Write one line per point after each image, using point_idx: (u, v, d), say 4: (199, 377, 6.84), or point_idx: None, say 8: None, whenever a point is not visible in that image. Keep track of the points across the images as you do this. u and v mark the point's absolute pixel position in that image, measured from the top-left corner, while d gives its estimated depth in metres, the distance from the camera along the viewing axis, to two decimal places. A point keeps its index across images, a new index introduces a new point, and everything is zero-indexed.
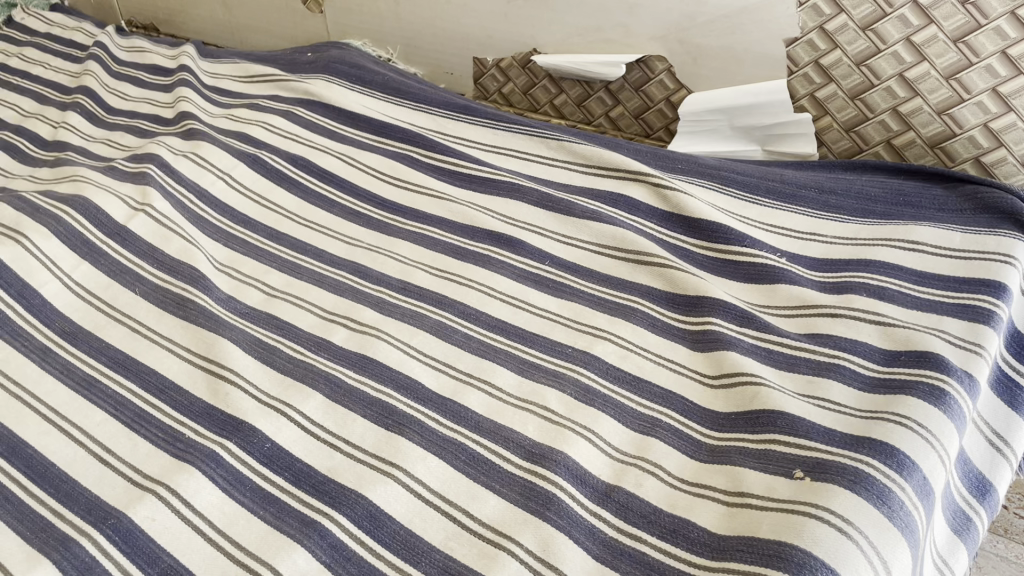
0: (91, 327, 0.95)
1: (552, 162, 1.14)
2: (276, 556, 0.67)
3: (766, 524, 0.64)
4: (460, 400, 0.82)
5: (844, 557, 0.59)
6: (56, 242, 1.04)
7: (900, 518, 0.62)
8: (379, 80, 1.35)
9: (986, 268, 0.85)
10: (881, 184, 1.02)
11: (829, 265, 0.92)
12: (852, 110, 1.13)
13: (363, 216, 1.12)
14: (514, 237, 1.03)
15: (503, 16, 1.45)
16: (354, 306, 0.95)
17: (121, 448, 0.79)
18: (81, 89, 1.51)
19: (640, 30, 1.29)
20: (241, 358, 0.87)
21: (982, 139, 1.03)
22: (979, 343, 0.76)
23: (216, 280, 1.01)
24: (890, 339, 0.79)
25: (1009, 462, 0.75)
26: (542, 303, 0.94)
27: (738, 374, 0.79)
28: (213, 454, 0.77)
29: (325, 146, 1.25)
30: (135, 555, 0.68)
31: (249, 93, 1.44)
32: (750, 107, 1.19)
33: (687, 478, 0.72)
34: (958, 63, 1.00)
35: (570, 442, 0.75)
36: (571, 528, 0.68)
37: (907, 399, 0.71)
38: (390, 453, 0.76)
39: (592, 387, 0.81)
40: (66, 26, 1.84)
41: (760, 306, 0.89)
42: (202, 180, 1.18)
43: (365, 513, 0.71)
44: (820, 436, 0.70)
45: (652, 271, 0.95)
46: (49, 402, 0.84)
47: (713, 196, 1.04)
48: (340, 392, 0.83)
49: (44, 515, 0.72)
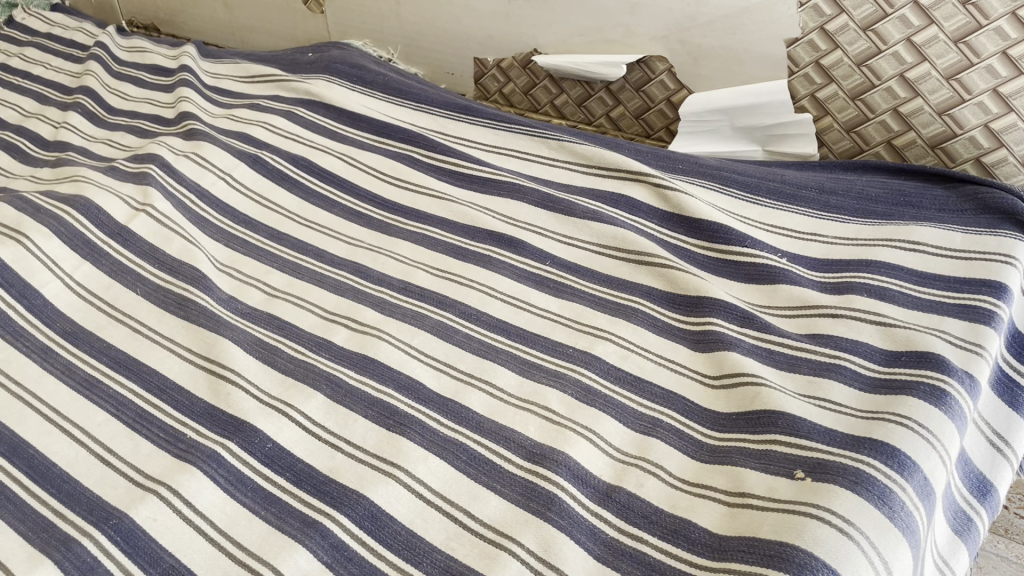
0: (92, 327, 0.95)
1: (552, 163, 1.14)
2: (278, 556, 0.67)
3: (767, 524, 0.64)
4: (461, 400, 0.82)
5: (845, 557, 0.59)
6: (57, 242, 1.04)
7: (900, 518, 0.62)
8: (379, 80, 1.35)
9: (986, 269, 0.85)
10: (881, 184, 1.02)
11: (829, 265, 0.92)
12: (852, 110, 1.13)
13: (363, 216, 1.12)
14: (515, 237, 1.03)
15: (503, 17, 1.45)
16: (355, 306, 0.95)
17: (122, 448, 0.79)
18: (81, 89, 1.51)
19: (641, 30, 1.29)
20: (243, 359, 0.87)
21: (983, 139, 1.03)
22: (980, 343, 0.76)
23: (217, 280, 1.01)
24: (890, 339, 0.79)
25: (1010, 462, 0.76)
26: (542, 303, 0.94)
27: (738, 375, 0.79)
28: (215, 454, 0.77)
29: (325, 146, 1.25)
30: (137, 555, 0.68)
31: (249, 93, 1.44)
32: (751, 107, 1.19)
33: (688, 478, 0.72)
34: (959, 63, 1.00)
35: (571, 442, 0.75)
36: (572, 528, 0.68)
37: (908, 399, 0.71)
38: (391, 453, 0.76)
39: (593, 387, 0.81)
40: (66, 26, 1.84)
41: (761, 306, 0.89)
42: (203, 180, 1.18)
43: (366, 513, 0.71)
44: (820, 436, 0.70)
45: (652, 272, 0.95)
46: (50, 403, 0.84)
47: (713, 196, 1.04)
48: (341, 392, 0.83)
49: (45, 515, 0.72)
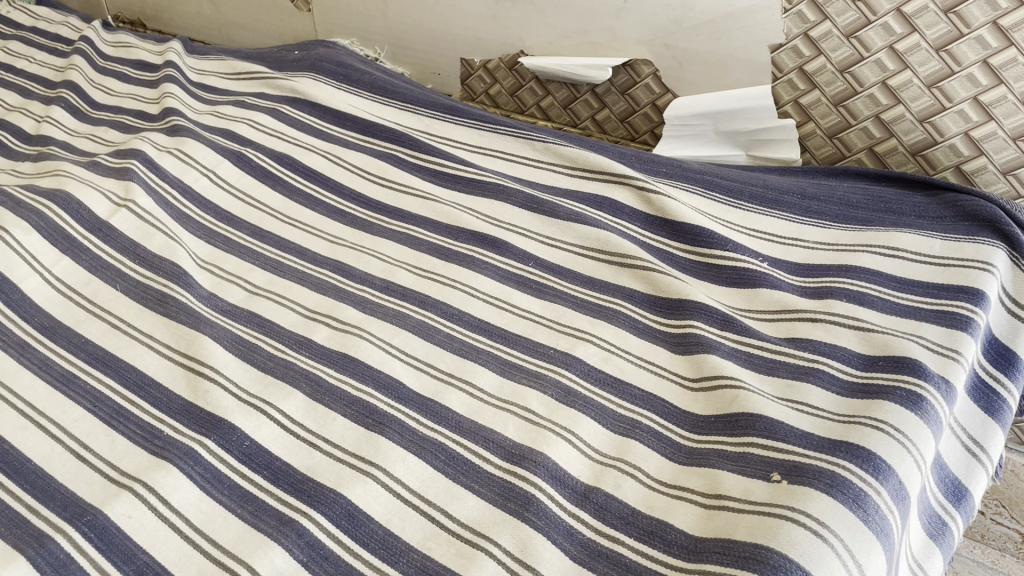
0: (71, 322, 0.94)
1: (538, 164, 1.14)
2: (254, 555, 0.66)
3: (742, 527, 0.64)
4: (440, 400, 0.82)
5: (819, 558, 0.60)
6: (36, 236, 1.03)
7: (875, 522, 0.62)
8: (365, 79, 1.35)
9: (963, 275, 0.86)
10: (863, 190, 1.02)
11: (810, 270, 0.93)
12: (834, 116, 1.14)
13: (347, 216, 1.12)
14: (499, 238, 1.03)
15: (491, 18, 1.45)
16: (338, 305, 0.95)
17: (98, 444, 0.78)
18: (65, 82, 1.50)
19: (628, 33, 1.29)
20: (222, 356, 0.87)
21: (963, 147, 1.04)
22: (956, 349, 0.77)
23: (199, 276, 1.01)
24: (868, 344, 0.80)
25: (985, 467, 0.77)
26: (525, 304, 0.94)
27: (717, 377, 0.80)
28: (191, 451, 0.76)
29: (311, 144, 1.25)
30: (111, 553, 0.67)
31: (235, 89, 1.43)
32: (736, 112, 1.20)
33: (666, 480, 0.72)
34: (940, 71, 1.01)
35: (548, 443, 0.75)
36: (549, 528, 0.68)
37: (884, 403, 0.71)
38: (370, 452, 0.76)
39: (573, 388, 0.81)
40: (51, 20, 1.83)
41: (740, 309, 0.90)
42: (186, 177, 1.17)
43: (343, 512, 0.70)
44: (798, 439, 0.70)
45: (634, 273, 0.95)
46: (26, 397, 0.84)
47: (696, 200, 1.05)
48: (320, 391, 0.83)
49: (19, 511, 0.71)
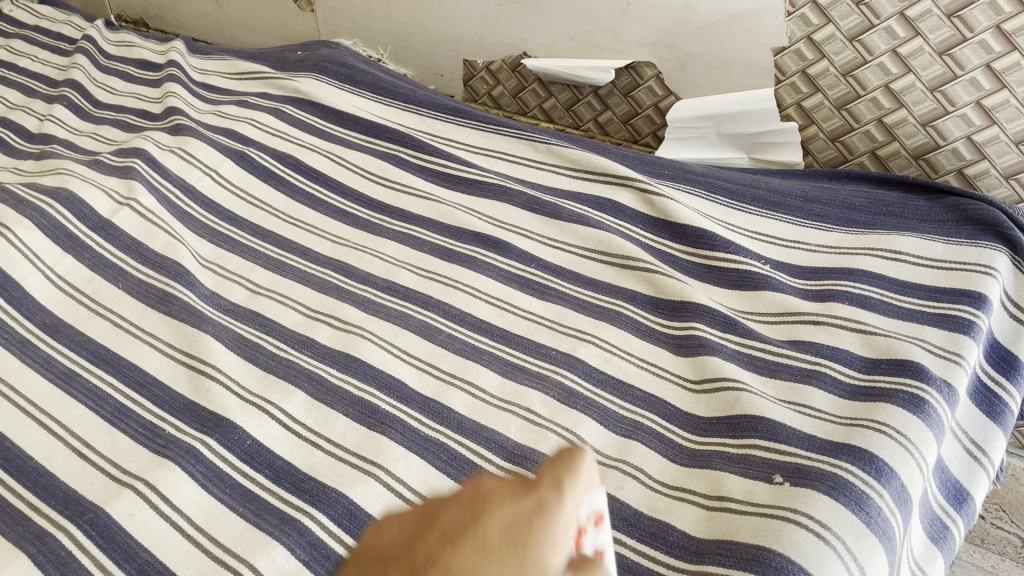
0: (73, 321, 0.94)
1: (539, 165, 1.14)
2: (255, 554, 0.66)
3: (744, 528, 0.64)
4: (443, 400, 0.81)
5: (821, 559, 0.59)
6: (39, 234, 1.03)
7: (877, 523, 0.62)
8: (368, 79, 1.35)
9: (965, 279, 0.86)
10: (865, 194, 1.02)
11: (813, 273, 0.93)
12: (837, 120, 1.14)
13: (349, 216, 1.12)
14: (501, 239, 1.03)
15: (494, 19, 1.45)
16: (340, 305, 0.95)
17: (100, 443, 0.78)
18: (67, 81, 1.50)
19: (631, 36, 1.30)
20: (224, 355, 0.87)
21: (966, 151, 1.04)
22: (958, 352, 0.77)
23: (201, 275, 1.00)
24: (870, 347, 0.80)
25: (986, 471, 0.77)
26: (527, 305, 0.94)
27: (719, 379, 0.80)
28: (193, 450, 0.76)
29: (313, 144, 1.25)
30: (112, 551, 0.67)
31: (238, 89, 1.44)
32: (737, 115, 1.20)
33: (667, 481, 0.72)
34: (942, 76, 1.01)
35: (550, 444, 0.75)
36: None
37: (886, 406, 0.71)
38: (372, 452, 0.76)
39: (576, 389, 0.81)
40: (54, 19, 1.83)
41: (742, 311, 0.90)
42: (189, 176, 1.17)
43: (345, 511, 0.70)
44: (800, 442, 0.70)
45: (636, 275, 0.95)
46: (28, 395, 0.83)
47: (698, 202, 1.05)
48: (321, 390, 0.83)
49: (19, 509, 0.71)
